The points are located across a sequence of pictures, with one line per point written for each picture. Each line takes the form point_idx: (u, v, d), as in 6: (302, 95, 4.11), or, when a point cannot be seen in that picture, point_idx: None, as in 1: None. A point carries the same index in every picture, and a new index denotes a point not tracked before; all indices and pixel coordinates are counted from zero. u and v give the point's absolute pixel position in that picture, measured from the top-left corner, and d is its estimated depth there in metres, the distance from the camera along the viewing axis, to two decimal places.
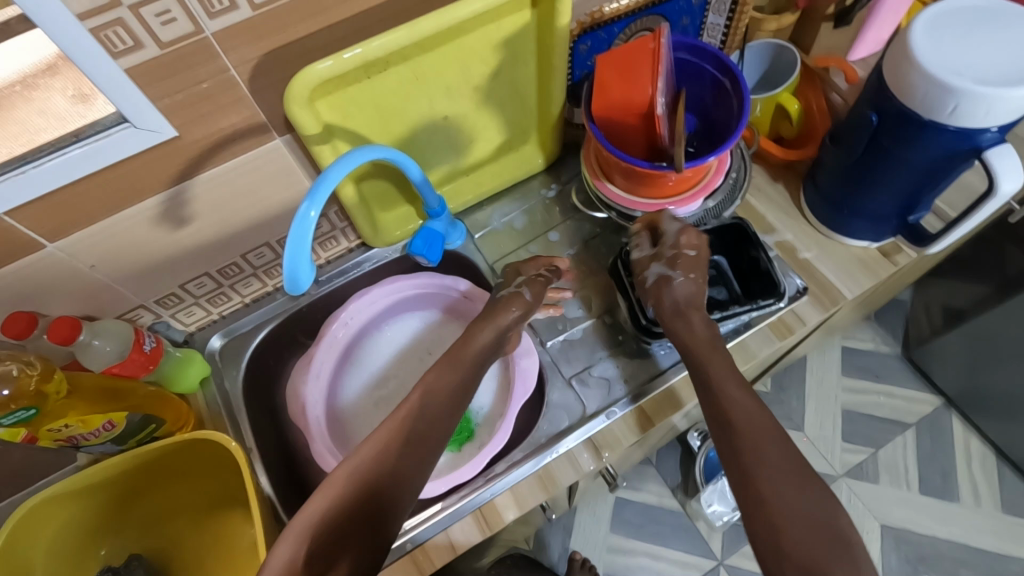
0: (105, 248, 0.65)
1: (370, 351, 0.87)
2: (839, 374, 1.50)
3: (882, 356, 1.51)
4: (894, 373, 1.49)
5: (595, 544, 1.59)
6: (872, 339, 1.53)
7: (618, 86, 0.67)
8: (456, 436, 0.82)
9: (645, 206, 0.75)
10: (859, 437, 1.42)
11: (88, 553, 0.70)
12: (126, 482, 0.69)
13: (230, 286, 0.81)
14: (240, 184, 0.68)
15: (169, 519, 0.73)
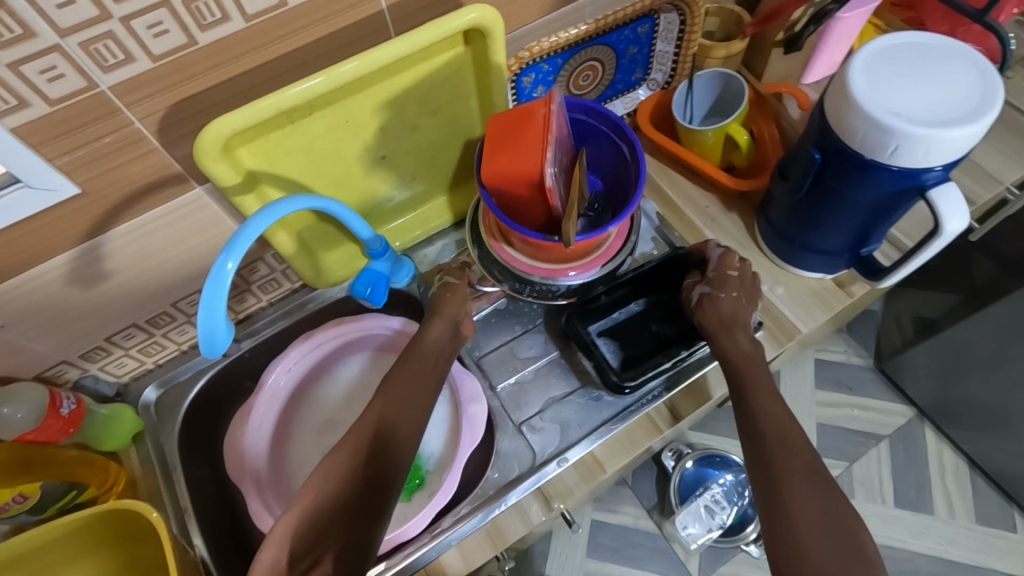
0: (13, 309, 0.61)
1: (318, 399, 0.83)
2: (812, 388, 1.48)
3: (854, 368, 1.50)
4: (866, 385, 1.48)
5: (572, 569, 1.56)
6: (844, 351, 1.52)
7: (506, 158, 0.61)
8: (406, 485, 0.78)
9: (543, 272, 0.71)
10: (832, 452, 1.41)
11: None
12: (43, 558, 0.64)
13: (163, 334, 0.77)
14: (162, 235, 0.64)
15: None
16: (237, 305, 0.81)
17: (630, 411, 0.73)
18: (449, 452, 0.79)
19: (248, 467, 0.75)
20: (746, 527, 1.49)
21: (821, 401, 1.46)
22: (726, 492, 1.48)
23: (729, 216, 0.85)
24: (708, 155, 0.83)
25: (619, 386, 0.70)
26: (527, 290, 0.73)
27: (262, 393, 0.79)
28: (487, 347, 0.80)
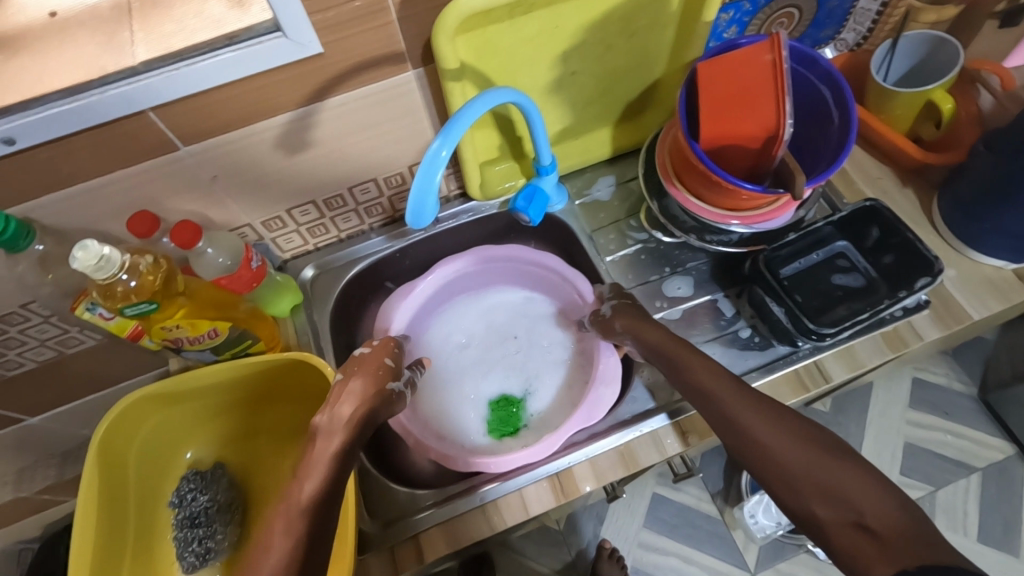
0: (227, 162, 0.65)
1: (453, 314, 0.86)
2: (905, 406, 1.42)
3: (954, 394, 1.42)
4: (964, 413, 1.40)
5: (627, 537, 1.57)
6: (946, 374, 1.44)
7: (723, 122, 0.61)
8: (501, 426, 0.77)
9: (729, 218, 0.71)
10: (918, 473, 1.35)
11: (175, 453, 0.72)
12: (218, 395, 0.70)
13: (331, 218, 0.81)
14: (364, 115, 0.67)
15: (250, 438, 0.73)
16: (398, 203, 0.84)
17: (777, 364, 0.71)
18: (568, 398, 0.78)
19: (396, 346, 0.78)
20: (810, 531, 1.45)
21: (913, 420, 1.40)
22: None
23: (904, 191, 0.81)
24: (895, 124, 0.79)
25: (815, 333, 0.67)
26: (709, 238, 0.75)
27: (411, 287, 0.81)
28: (633, 279, 0.80)
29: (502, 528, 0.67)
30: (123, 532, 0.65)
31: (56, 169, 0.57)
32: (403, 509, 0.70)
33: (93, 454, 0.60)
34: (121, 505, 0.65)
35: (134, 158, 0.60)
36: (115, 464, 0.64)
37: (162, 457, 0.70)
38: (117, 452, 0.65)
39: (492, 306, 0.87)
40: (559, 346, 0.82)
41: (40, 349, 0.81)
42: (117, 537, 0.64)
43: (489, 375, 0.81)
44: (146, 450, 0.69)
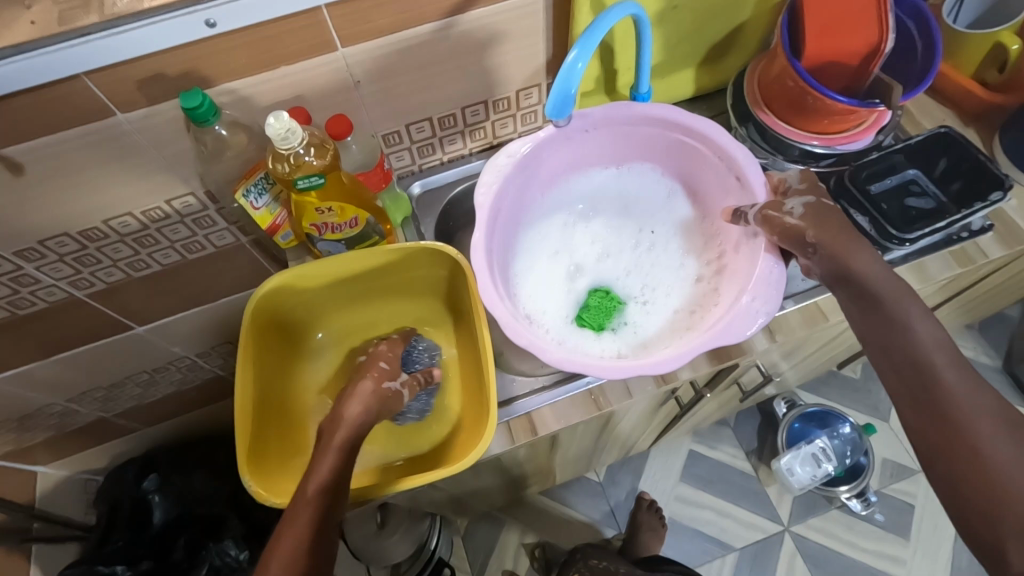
0: (371, 68, 0.72)
1: (572, 191, 0.86)
2: None
3: (981, 365, 1.49)
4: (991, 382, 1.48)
5: (664, 490, 1.63)
6: (973, 347, 1.51)
7: (832, 38, 0.68)
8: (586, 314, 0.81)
9: (816, 138, 0.79)
10: None
11: (309, 333, 0.80)
12: (352, 284, 0.78)
13: (440, 138, 0.88)
14: (492, 33, 0.74)
15: (373, 328, 0.82)
16: (498, 129, 0.91)
17: None
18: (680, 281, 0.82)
19: (497, 219, 0.75)
20: (841, 485, 1.52)
21: None
22: (833, 447, 1.53)
23: (967, 130, 0.88)
24: (960, 68, 0.87)
25: (896, 238, 0.75)
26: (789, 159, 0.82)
27: (541, 146, 0.77)
28: None
29: (608, 409, 0.74)
30: (276, 392, 0.74)
31: (236, 60, 0.65)
32: (512, 391, 0.76)
33: (246, 325, 0.68)
34: (272, 369, 0.74)
35: (299, 56, 0.67)
36: (262, 331, 0.73)
37: (298, 335, 0.79)
38: (265, 321, 0.73)
39: (621, 190, 0.87)
40: (686, 236, 0.85)
41: (167, 251, 0.88)
42: (270, 394, 0.73)
43: (591, 270, 0.85)
44: (291, 324, 0.77)
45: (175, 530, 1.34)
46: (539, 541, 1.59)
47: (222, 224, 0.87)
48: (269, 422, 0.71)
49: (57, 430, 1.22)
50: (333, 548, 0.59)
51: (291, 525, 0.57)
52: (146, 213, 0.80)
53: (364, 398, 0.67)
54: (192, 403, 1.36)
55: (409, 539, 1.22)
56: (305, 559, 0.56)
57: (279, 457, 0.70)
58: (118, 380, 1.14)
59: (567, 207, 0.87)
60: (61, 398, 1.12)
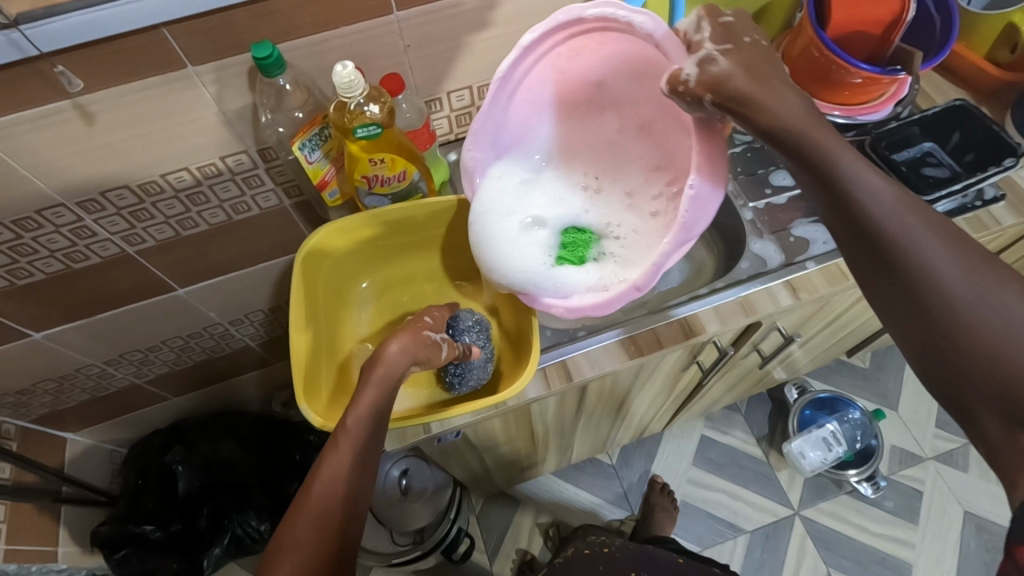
0: (422, 32, 0.77)
1: (526, 134, 0.77)
2: None
3: None
4: None
5: (676, 473, 1.66)
6: None
7: (854, 10, 0.75)
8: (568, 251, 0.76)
9: (837, 108, 0.83)
10: None
11: (354, 284, 0.87)
12: (394, 240, 0.85)
13: (478, 107, 0.92)
14: (535, 4, 0.79)
15: (411, 281, 0.90)
16: None
17: None
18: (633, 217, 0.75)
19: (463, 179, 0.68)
20: (850, 469, 1.55)
21: None
22: (843, 431, 1.56)
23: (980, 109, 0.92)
24: (973, 50, 0.92)
25: None
26: None
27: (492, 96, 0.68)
28: (743, 171, 0.92)
29: (639, 358, 0.78)
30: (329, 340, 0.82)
31: (300, 17, 0.69)
32: (547, 339, 0.79)
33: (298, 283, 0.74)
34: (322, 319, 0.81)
35: (357, 17, 0.72)
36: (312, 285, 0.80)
37: (345, 285, 0.86)
38: (313, 279, 0.79)
39: (570, 114, 0.78)
40: (635, 156, 0.79)
41: (215, 210, 0.92)
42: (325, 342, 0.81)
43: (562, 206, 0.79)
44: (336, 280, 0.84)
45: (199, 499, 1.37)
46: (553, 521, 1.62)
47: (269, 184, 0.91)
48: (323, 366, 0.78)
49: (91, 394, 1.26)
50: (371, 479, 0.61)
51: (334, 452, 0.60)
52: (201, 168, 0.84)
53: (416, 339, 0.69)
54: (220, 373, 1.39)
55: (431, 507, 1.24)
56: (333, 525, 0.56)
57: (331, 395, 0.77)
58: (153, 344, 1.18)
59: (528, 146, 0.79)
60: (100, 360, 1.16)
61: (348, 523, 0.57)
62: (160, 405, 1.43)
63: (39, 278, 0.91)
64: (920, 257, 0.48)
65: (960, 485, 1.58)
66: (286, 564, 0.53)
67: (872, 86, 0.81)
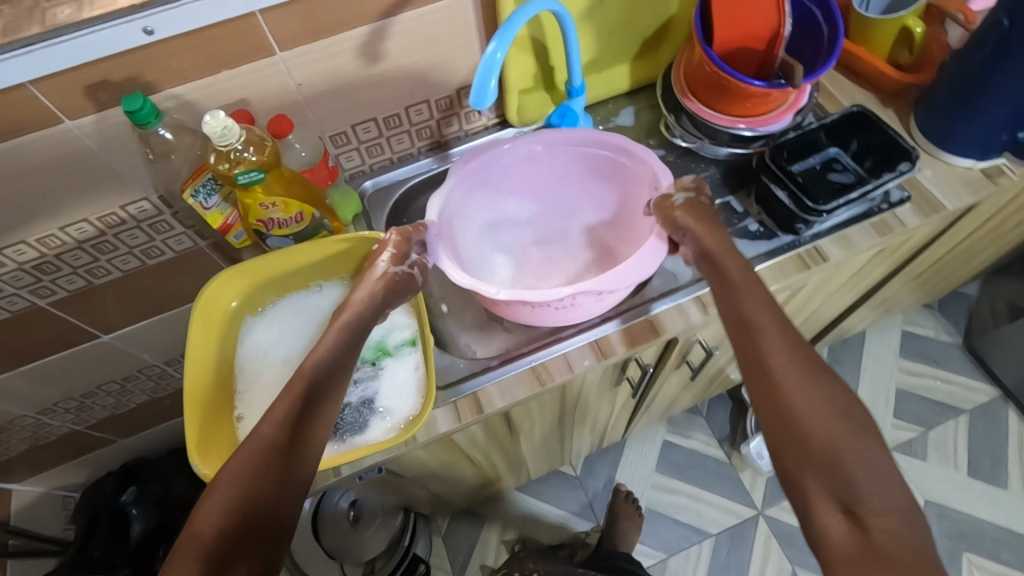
0: (312, 69, 0.76)
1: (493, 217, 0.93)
2: (896, 356, 1.74)
3: (942, 343, 1.75)
4: (949, 358, 1.73)
5: (641, 479, 1.66)
6: (933, 327, 1.77)
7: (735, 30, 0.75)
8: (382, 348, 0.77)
9: (744, 122, 0.84)
10: (910, 416, 1.65)
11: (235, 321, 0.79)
12: (265, 271, 0.77)
13: (387, 138, 0.92)
14: (425, 33, 0.79)
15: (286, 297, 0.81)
16: (443, 128, 0.95)
17: (782, 249, 0.83)
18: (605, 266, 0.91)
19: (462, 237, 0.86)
20: None
21: (904, 368, 1.72)
22: None
23: (886, 109, 0.93)
24: (874, 52, 0.92)
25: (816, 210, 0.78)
26: (707, 137, 0.88)
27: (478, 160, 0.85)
28: None
29: (552, 384, 0.78)
30: (251, 378, 0.76)
31: (177, 64, 0.69)
32: (461, 372, 0.78)
33: (192, 329, 0.72)
34: (238, 360, 0.78)
35: (239, 60, 0.71)
36: (221, 324, 0.77)
37: (227, 325, 0.78)
38: (206, 328, 0.74)
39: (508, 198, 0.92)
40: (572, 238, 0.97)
41: (126, 256, 0.91)
42: (241, 375, 0.77)
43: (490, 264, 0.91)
44: (257, 312, 0.80)
45: (155, 541, 1.37)
46: (519, 537, 1.61)
47: (179, 228, 0.90)
48: (231, 401, 0.75)
49: (30, 443, 1.24)
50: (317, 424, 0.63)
51: (289, 395, 0.62)
52: (103, 218, 0.83)
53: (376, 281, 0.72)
54: (168, 411, 1.38)
55: (383, 532, 1.25)
56: (265, 461, 0.57)
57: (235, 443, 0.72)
58: (87, 390, 1.16)
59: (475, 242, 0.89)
60: (32, 411, 1.14)
61: (289, 477, 0.58)
62: (108, 448, 1.41)
63: None
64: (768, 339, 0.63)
65: (920, 475, 1.59)
66: (223, 499, 0.54)
67: (769, 98, 0.81)
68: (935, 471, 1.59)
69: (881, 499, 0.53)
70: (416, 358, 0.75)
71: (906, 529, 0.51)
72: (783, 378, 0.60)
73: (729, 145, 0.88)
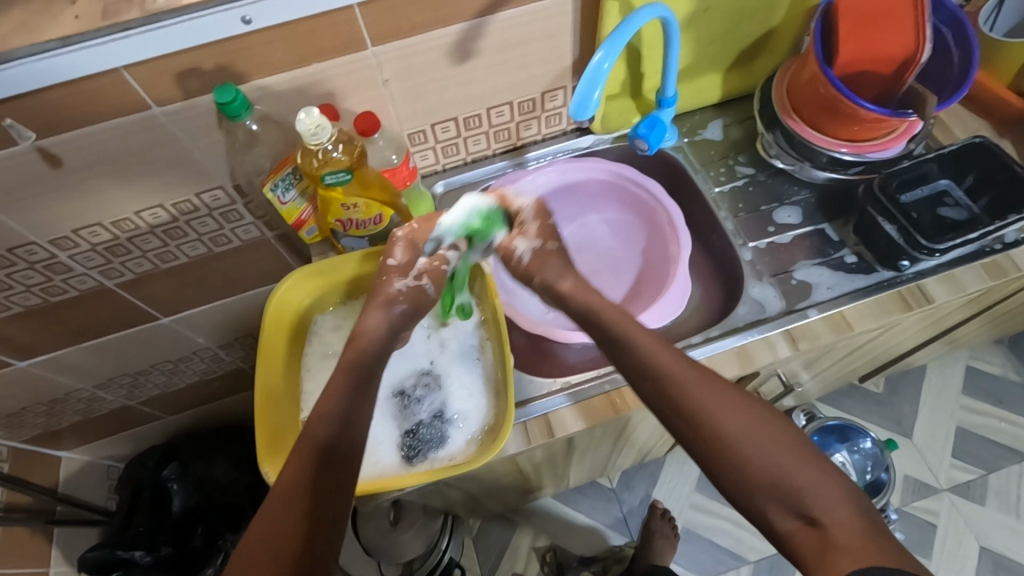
0: (402, 65, 0.73)
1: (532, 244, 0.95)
2: (958, 392, 1.65)
3: (1009, 382, 1.65)
4: (1017, 400, 1.63)
5: (679, 497, 1.61)
6: (1001, 364, 1.67)
7: (862, 49, 0.68)
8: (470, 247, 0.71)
9: (852, 146, 0.77)
10: (970, 457, 1.57)
11: (306, 323, 0.77)
12: (340, 274, 0.76)
13: (465, 138, 0.88)
14: (519, 33, 0.75)
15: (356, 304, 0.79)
16: (522, 131, 0.91)
17: (882, 285, 0.77)
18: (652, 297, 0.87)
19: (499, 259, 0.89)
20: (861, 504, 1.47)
21: (965, 406, 1.63)
22: (852, 462, 1.42)
23: (1003, 140, 0.86)
24: (996, 77, 0.85)
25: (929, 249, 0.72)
26: (806, 163, 0.82)
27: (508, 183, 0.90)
28: (745, 208, 0.87)
29: (626, 412, 0.74)
30: (318, 378, 0.74)
31: (269, 54, 0.66)
32: (535, 390, 0.75)
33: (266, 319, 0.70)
34: (305, 358, 0.76)
35: (330, 53, 0.68)
36: (292, 322, 0.75)
37: (297, 326, 0.76)
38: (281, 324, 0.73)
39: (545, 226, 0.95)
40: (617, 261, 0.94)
41: (194, 243, 0.90)
42: (307, 375, 0.74)
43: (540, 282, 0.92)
44: (327, 312, 0.79)
45: (194, 519, 1.38)
46: (550, 546, 1.58)
47: (249, 218, 0.88)
48: (297, 401, 0.73)
49: (84, 414, 1.25)
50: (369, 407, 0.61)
51: (296, 468, 0.55)
52: (177, 205, 0.82)
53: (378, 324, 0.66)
54: (216, 392, 1.39)
55: (420, 538, 1.23)
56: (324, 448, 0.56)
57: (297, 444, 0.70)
58: (142, 368, 1.17)
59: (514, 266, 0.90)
60: (89, 385, 1.15)
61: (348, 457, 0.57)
62: (155, 423, 1.43)
63: (17, 311, 0.89)
64: (675, 375, 0.59)
65: (978, 520, 1.51)
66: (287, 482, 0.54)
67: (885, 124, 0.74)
68: (994, 517, 1.50)
69: (829, 495, 0.52)
70: (484, 361, 0.73)
71: (853, 516, 0.51)
72: (699, 408, 0.57)
73: (823, 168, 0.81)
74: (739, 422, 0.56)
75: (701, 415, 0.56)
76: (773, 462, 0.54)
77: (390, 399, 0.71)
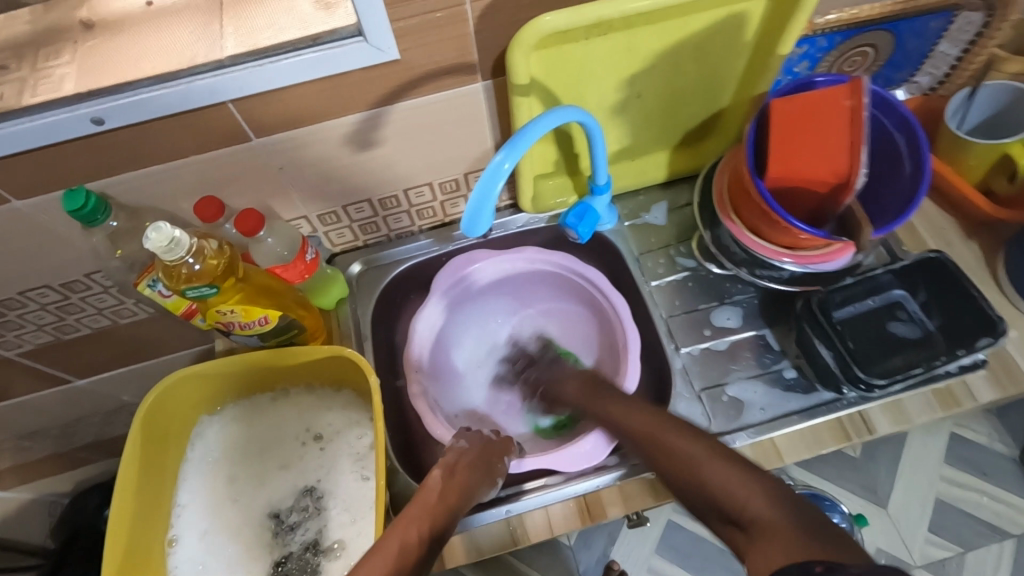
0: (295, 153, 0.67)
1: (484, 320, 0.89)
2: (939, 460, 1.34)
3: (996, 454, 1.33)
4: (1006, 475, 1.32)
5: (638, 561, 1.42)
6: (986, 433, 1.36)
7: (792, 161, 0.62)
8: None
9: (795, 257, 0.67)
10: (948, 533, 1.28)
11: (188, 425, 0.71)
12: (228, 379, 0.70)
13: (384, 218, 0.82)
14: (428, 120, 0.68)
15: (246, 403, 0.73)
16: (448, 208, 0.85)
17: (819, 409, 0.70)
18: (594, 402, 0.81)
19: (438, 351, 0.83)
20: None
21: None
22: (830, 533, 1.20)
23: (970, 244, 0.77)
24: (965, 174, 0.77)
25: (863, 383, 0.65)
26: (744, 267, 0.73)
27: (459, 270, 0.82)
28: (680, 307, 0.80)
29: (526, 543, 0.67)
30: (195, 489, 0.69)
31: (137, 149, 0.60)
32: None
33: (138, 440, 0.63)
34: (186, 464, 0.70)
35: (208, 146, 0.62)
36: (172, 427, 0.69)
37: (178, 430, 0.70)
38: (157, 436, 0.66)
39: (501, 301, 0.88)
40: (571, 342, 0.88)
41: (96, 317, 0.84)
42: (184, 484, 0.69)
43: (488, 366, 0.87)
44: (214, 411, 0.73)
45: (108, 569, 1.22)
46: None
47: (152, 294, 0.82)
48: (168, 517, 0.68)
49: (12, 462, 1.21)
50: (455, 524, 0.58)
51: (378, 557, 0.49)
52: (67, 285, 0.76)
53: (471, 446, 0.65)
54: None
55: None
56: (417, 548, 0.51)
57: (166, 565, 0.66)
58: (67, 422, 1.12)
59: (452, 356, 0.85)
60: (11, 438, 1.10)
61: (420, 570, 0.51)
62: (94, 465, 1.38)
63: None
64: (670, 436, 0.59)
65: None
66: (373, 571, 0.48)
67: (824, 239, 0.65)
68: None
69: (802, 529, 0.44)
70: (369, 489, 0.68)
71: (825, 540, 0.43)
72: (683, 455, 0.56)
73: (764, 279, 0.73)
74: (713, 469, 0.53)
75: (684, 468, 0.55)
76: (742, 502, 0.49)
77: (265, 521, 0.68)
